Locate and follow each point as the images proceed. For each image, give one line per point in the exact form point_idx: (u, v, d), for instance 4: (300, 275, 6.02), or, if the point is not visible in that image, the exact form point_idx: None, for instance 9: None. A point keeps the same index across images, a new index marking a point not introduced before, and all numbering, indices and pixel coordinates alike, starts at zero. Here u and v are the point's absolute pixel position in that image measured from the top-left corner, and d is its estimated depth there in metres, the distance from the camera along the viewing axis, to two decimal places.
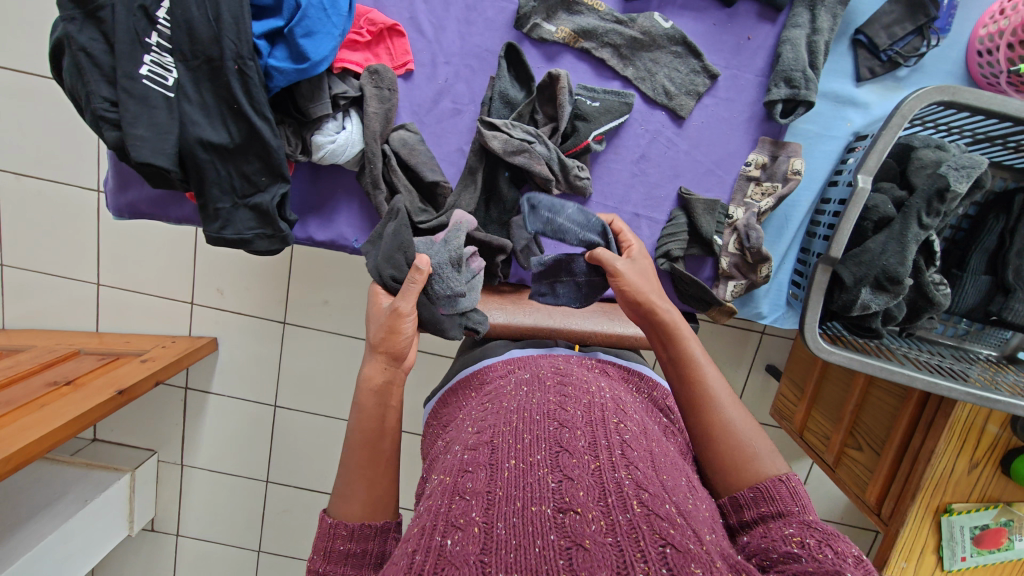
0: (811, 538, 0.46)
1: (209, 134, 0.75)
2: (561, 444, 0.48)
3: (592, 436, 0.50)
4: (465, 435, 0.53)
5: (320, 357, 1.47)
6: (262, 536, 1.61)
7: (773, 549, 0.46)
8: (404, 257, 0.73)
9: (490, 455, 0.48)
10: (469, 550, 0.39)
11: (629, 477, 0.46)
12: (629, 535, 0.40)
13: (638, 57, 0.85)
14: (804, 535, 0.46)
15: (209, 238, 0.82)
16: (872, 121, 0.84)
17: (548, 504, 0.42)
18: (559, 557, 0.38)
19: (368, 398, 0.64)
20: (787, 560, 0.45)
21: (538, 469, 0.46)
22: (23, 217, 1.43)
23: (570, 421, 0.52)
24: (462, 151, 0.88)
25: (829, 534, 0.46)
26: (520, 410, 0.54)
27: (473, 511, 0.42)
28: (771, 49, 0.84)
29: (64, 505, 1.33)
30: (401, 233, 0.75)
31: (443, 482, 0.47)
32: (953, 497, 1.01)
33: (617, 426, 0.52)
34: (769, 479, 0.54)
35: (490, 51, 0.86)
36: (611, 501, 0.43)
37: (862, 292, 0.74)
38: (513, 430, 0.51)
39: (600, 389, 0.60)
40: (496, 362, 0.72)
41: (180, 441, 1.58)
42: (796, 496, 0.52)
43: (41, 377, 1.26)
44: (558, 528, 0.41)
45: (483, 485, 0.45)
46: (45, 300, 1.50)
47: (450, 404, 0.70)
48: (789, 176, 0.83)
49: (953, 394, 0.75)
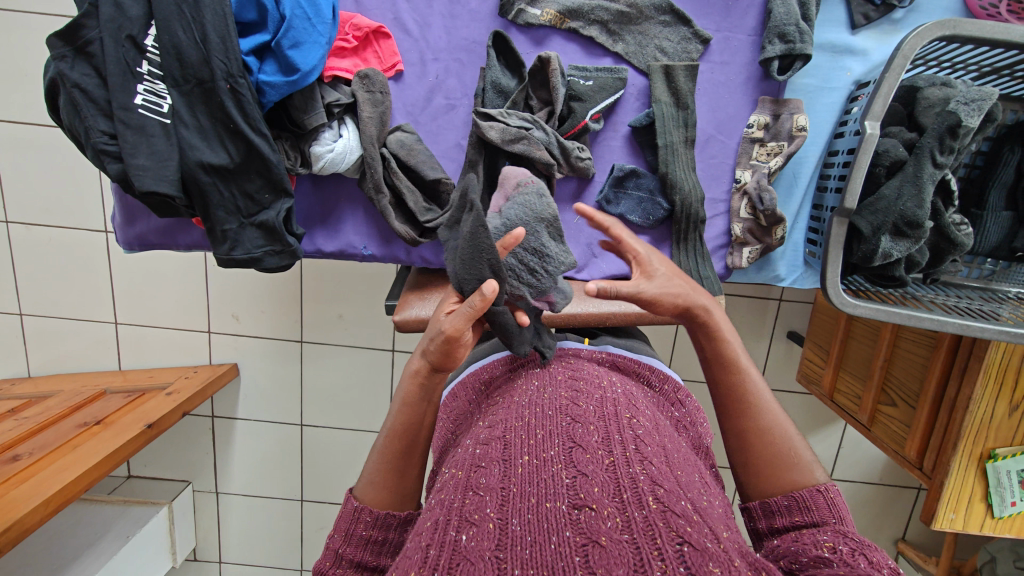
0: (844, 546, 0.46)
1: (209, 156, 0.75)
2: (574, 439, 0.48)
3: (606, 431, 0.50)
4: (477, 431, 0.53)
5: (342, 371, 1.48)
6: (302, 553, 1.63)
7: (800, 551, 0.47)
8: (484, 269, 0.60)
9: (503, 450, 0.48)
10: (483, 546, 0.39)
11: (643, 472, 0.45)
12: (646, 533, 0.39)
13: (626, 32, 0.84)
14: (837, 542, 0.47)
15: (220, 261, 0.83)
16: (872, 67, 0.82)
17: (563, 500, 0.42)
18: (575, 554, 0.38)
19: None
20: (819, 565, 0.45)
21: (552, 465, 0.46)
22: (37, 265, 1.45)
23: (583, 415, 0.51)
24: (461, 146, 0.88)
25: (864, 545, 0.46)
26: (533, 405, 0.54)
27: (487, 506, 0.42)
28: (761, 7, 0.82)
29: (108, 542, 1.35)
30: (481, 229, 0.60)
31: (456, 476, 0.47)
32: (996, 442, 0.99)
33: (630, 421, 0.52)
34: (805, 489, 0.54)
35: (477, 43, 0.86)
36: (626, 497, 0.42)
37: (882, 241, 0.71)
38: (526, 426, 0.50)
39: (612, 382, 0.60)
40: (507, 355, 0.72)
41: (212, 468, 1.59)
42: (834, 508, 0.51)
43: (71, 420, 1.28)
44: (573, 524, 0.40)
45: (497, 480, 0.45)
46: (67, 344, 1.52)
47: (462, 399, 0.69)
48: (794, 133, 0.81)
49: (987, 333, 0.73)
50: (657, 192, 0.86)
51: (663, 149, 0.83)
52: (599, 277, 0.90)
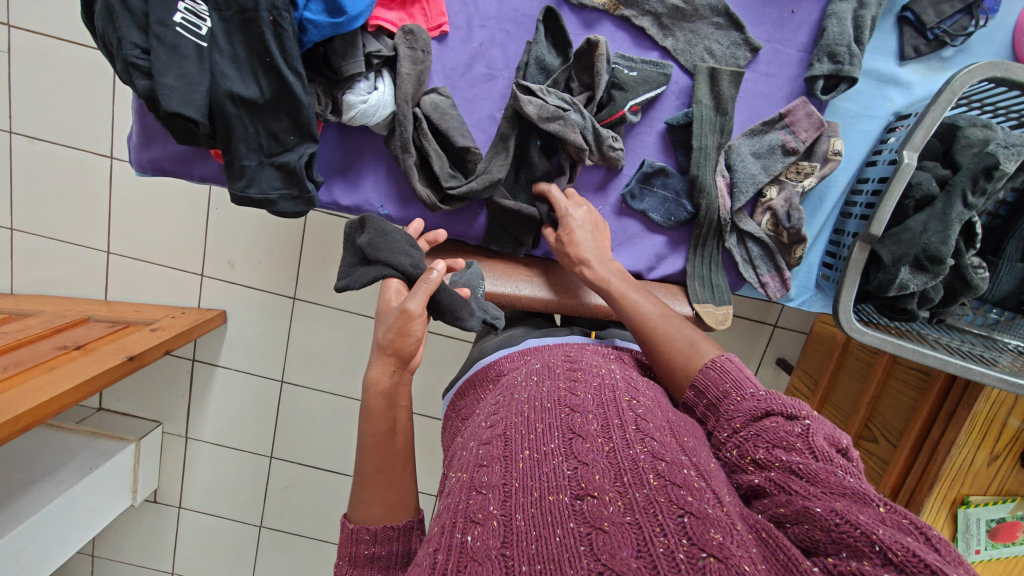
0: (760, 450, 0.46)
1: (239, 88, 0.74)
2: (574, 430, 0.47)
3: (605, 418, 0.49)
4: (478, 431, 0.52)
5: (333, 333, 1.48)
6: (264, 511, 1.61)
7: (738, 477, 0.47)
8: (410, 246, 0.75)
9: (504, 447, 0.47)
10: (489, 545, 0.39)
11: (643, 451, 0.45)
12: (647, 512, 0.40)
13: (678, 28, 0.83)
14: (753, 449, 0.47)
15: (233, 197, 0.81)
16: (913, 101, 0.82)
17: (565, 492, 0.42)
18: (580, 543, 0.38)
19: (377, 401, 0.63)
20: (757, 494, 0.45)
21: (552, 458, 0.45)
22: (37, 181, 1.44)
23: (581, 405, 0.50)
24: (493, 118, 0.87)
25: (772, 431, 0.47)
26: (531, 399, 0.53)
27: (490, 504, 0.42)
28: (816, 23, 0.82)
29: (69, 471, 1.32)
30: (385, 227, 0.75)
31: (460, 478, 0.46)
32: (971, 489, 1.01)
33: (630, 404, 0.51)
34: (702, 365, 0.57)
35: (527, 16, 0.85)
36: (627, 480, 0.42)
37: (900, 272, 0.72)
38: (525, 421, 0.49)
39: (611, 371, 0.59)
40: (512, 352, 0.72)
41: (185, 412, 1.58)
42: (725, 373, 0.55)
43: (49, 342, 1.25)
44: (576, 515, 0.40)
45: (499, 477, 0.44)
46: (58, 266, 1.51)
47: (467, 398, 0.70)
48: (828, 156, 0.81)
49: (986, 378, 0.74)
50: (683, 195, 0.86)
51: (697, 151, 0.82)
52: None
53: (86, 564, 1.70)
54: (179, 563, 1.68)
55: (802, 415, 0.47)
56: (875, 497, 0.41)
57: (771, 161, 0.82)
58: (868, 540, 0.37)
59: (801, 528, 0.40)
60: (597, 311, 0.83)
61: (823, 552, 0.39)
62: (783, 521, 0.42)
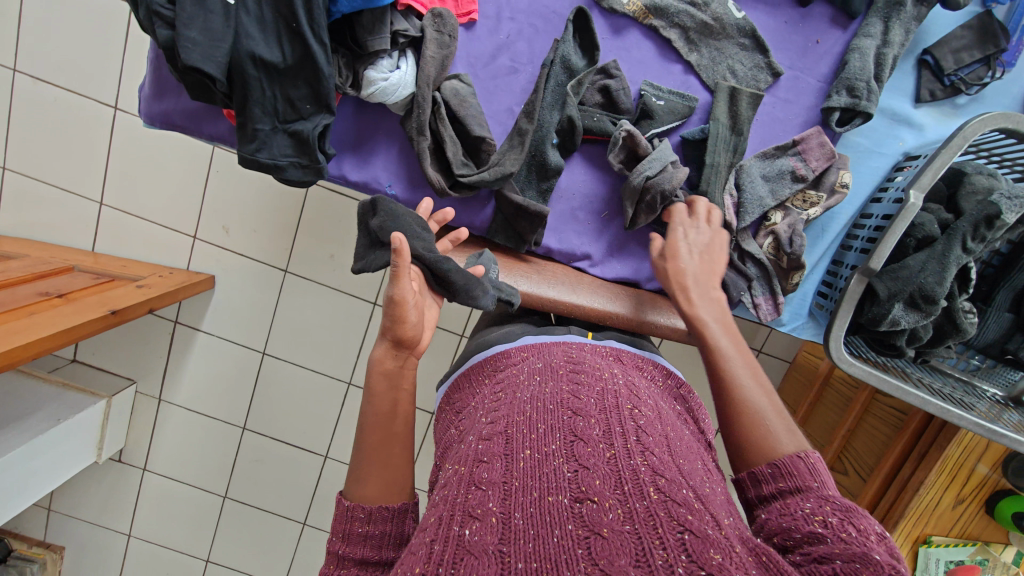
0: (834, 516, 0.46)
1: (262, 50, 0.73)
2: (576, 434, 0.50)
3: (607, 424, 0.52)
4: (479, 426, 0.56)
5: (323, 310, 1.47)
6: (230, 482, 1.60)
7: (795, 528, 0.47)
8: (421, 228, 0.74)
9: (505, 445, 0.50)
10: (486, 540, 0.41)
11: (644, 464, 0.47)
12: (647, 523, 0.42)
13: (704, 44, 0.84)
14: (825, 513, 0.47)
15: (241, 159, 0.80)
16: (925, 143, 0.83)
17: (565, 493, 0.44)
18: (578, 546, 0.40)
19: (380, 381, 0.65)
20: (813, 541, 0.45)
21: (553, 459, 0.48)
22: (37, 123, 1.42)
23: (584, 409, 0.54)
24: (512, 111, 0.87)
25: (849, 510, 0.47)
26: (536, 400, 0.56)
27: (490, 501, 0.44)
28: (838, 56, 0.83)
29: (36, 420, 1.29)
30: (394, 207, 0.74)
31: (459, 471, 0.50)
32: (934, 530, 1.04)
33: (632, 413, 0.54)
34: (787, 455, 0.53)
35: (557, 14, 0.86)
36: (627, 489, 0.45)
37: (894, 307, 0.73)
38: (528, 420, 0.53)
39: (613, 375, 0.62)
40: (510, 347, 0.73)
41: (162, 373, 1.56)
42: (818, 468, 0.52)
43: (32, 286, 1.22)
44: (575, 517, 0.42)
45: (499, 475, 0.47)
46: (47, 211, 1.48)
47: (462, 390, 0.71)
48: (836, 187, 0.82)
49: (963, 422, 0.75)
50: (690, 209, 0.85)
51: (708, 168, 0.82)
52: (610, 277, 0.91)
53: (40, 517, 1.65)
54: (136, 526, 1.65)
55: None
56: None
57: (778, 186, 0.83)
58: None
59: (853, 565, 0.41)
60: (591, 313, 0.83)
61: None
62: (834, 557, 0.42)
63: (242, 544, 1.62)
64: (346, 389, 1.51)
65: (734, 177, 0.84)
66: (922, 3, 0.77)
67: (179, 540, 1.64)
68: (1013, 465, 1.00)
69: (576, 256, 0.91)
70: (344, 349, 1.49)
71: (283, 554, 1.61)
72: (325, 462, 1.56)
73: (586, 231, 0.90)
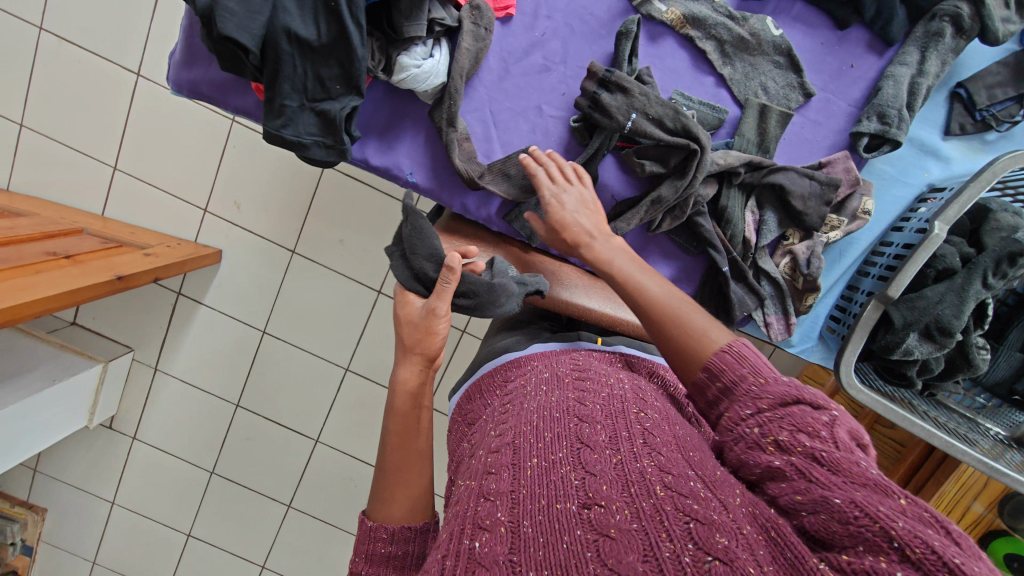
0: (784, 433, 0.45)
1: (298, 27, 0.73)
2: (582, 441, 0.50)
3: (613, 430, 0.52)
4: (489, 439, 0.56)
5: (330, 297, 1.47)
6: (219, 458, 1.59)
7: (753, 460, 0.46)
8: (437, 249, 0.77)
9: (513, 455, 0.50)
10: (497, 551, 0.42)
11: (652, 464, 0.47)
12: (654, 519, 0.42)
13: (738, 58, 0.83)
14: (776, 431, 0.45)
15: (266, 133, 0.81)
16: (950, 176, 0.83)
17: (572, 501, 0.45)
18: (587, 550, 0.41)
19: (405, 400, 0.69)
20: (773, 474, 0.44)
21: (560, 467, 0.48)
22: (58, 84, 1.42)
23: (589, 416, 0.54)
24: (540, 109, 0.87)
25: (796, 416, 0.45)
26: (540, 409, 0.56)
27: (499, 511, 0.45)
28: (871, 82, 0.83)
29: (32, 379, 1.28)
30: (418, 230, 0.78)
31: (470, 486, 0.50)
32: None
33: (638, 416, 0.54)
34: (714, 353, 0.54)
35: (594, 15, 0.86)
36: (634, 490, 0.45)
37: (909, 337, 0.72)
38: (533, 430, 0.53)
39: (619, 381, 0.62)
40: (519, 356, 0.74)
41: (160, 343, 1.55)
42: (749, 367, 0.51)
43: (40, 246, 1.21)
44: (583, 523, 0.43)
45: (507, 485, 0.48)
46: (60, 172, 1.48)
47: (474, 400, 0.72)
48: (858, 214, 0.82)
49: (966, 457, 0.75)
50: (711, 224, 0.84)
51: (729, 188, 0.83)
52: None
53: (26, 477, 1.65)
54: (121, 494, 1.64)
55: (830, 405, 0.45)
56: (898, 488, 0.39)
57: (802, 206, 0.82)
58: (886, 536, 0.36)
59: (821, 519, 0.39)
60: (603, 317, 0.83)
61: (838, 546, 0.38)
62: (800, 510, 0.41)
63: (225, 521, 1.61)
64: (343, 375, 1.51)
65: (755, 179, 0.82)
66: (962, 35, 0.76)
67: (162, 512, 1.63)
68: (1009, 505, 1.00)
69: None
70: (348, 336, 1.49)
71: (265, 534, 1.61)
72: (315, 446, 1.55)
73: None
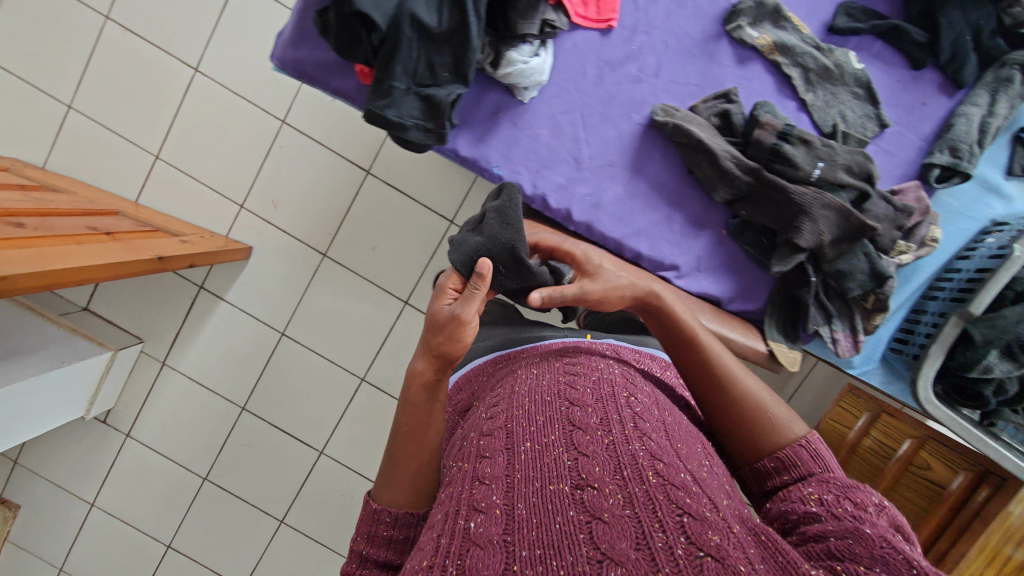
0: (829, 495, 0.50)
1: (423, 12, 0.77)
2: (574, 423, 0.51)
3: (604, 412, 0.53)
4: (479, 421, 0.56)
5: (361, 302, 1.46)
6: (214, 463, 1.52)
7: (793, 510, 0.51)
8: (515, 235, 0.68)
9: (507, 439, 0.51)
10: (492, 531, 0.42)
11: (642, 449, 0.49)
12: (646, 507, 0.43)
13: (821, 87, 0.89)
14: (821, 493, 0.51)
15: (367, 113, 0.81)
16: (1012, 214, 0.88)
17: (565, 482, 0.45)
18: (580, 532, 0.41)
19: (420, 394, 0.62)
20: (809, 520, 0.49)
21: (553, 450, 0.49)
22: (116, 70, 1.44)
23: (580, 400, 0.54)
24: (630, 117, 0.91)
25: (848, 488, 0.50)
26: (534, 393, 0.57)
27: (494, 494, 0.45)
28: (940, 119, 0.89)
29: (48, 356, 1.23)
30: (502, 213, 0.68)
31: (462, 468, 0.50)
32: None
33: (627, 401, 0.55)
34: (790, 446, 0.57)
35: (688, 35, 0.92)
36: (627, 474, 0.46)
37: (990, 354, 0.76)
38: (526, 414, 0.53)
39: (609, 365, 0.64)
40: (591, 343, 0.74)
41: (172, 338, 1.52)
42: (818, 458, 0.56)
43: (80, 220, 1.20)
44: (576, 504, 0.44)
45: (501, 470, 0.48)
46: (100, 159, 1.48)
47: (476, 386, 0.73)
48: (926, 241, 0.87)
49: None
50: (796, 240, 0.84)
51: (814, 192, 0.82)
52: (695, 291, 0.92)
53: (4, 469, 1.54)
54: (102, 496, 1.54)
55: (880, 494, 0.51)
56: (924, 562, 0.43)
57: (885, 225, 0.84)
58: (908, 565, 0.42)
59: (846, 542, 0.44)
60: None
61: (857, 561, 0.42)
62: (829, 535, 0.45)
63: (210, 533, 1.53)
64: (358, 385, 1.48)
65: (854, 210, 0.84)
66: None
67: (142, 519, 1.54)
68: None
69: (665, 265, 0.92)
70: (371, 344, 1.47)
71: (252, 550, 1.52)
72: (319, 457, 1.50)
73: (677, 243, 0.92)
